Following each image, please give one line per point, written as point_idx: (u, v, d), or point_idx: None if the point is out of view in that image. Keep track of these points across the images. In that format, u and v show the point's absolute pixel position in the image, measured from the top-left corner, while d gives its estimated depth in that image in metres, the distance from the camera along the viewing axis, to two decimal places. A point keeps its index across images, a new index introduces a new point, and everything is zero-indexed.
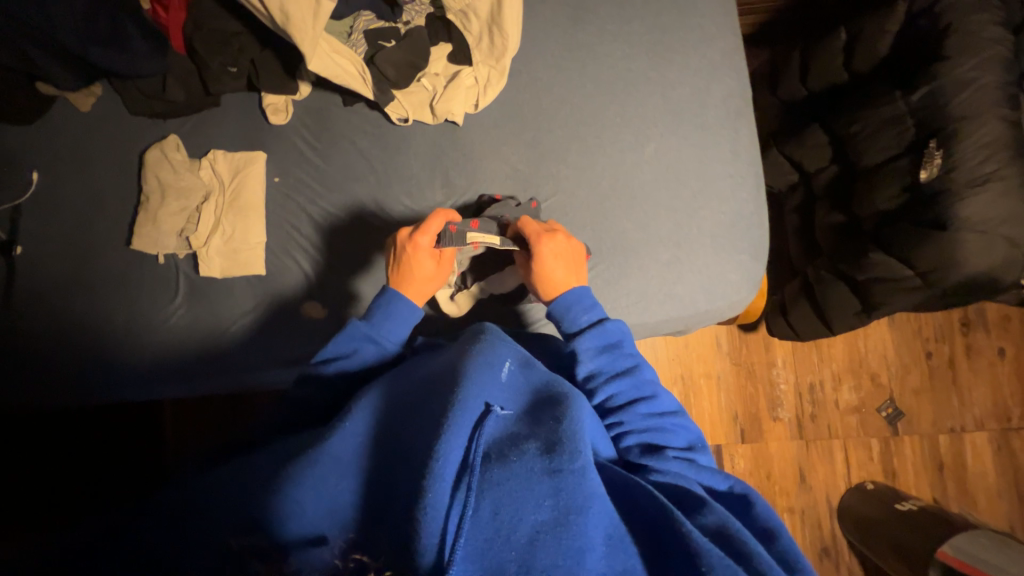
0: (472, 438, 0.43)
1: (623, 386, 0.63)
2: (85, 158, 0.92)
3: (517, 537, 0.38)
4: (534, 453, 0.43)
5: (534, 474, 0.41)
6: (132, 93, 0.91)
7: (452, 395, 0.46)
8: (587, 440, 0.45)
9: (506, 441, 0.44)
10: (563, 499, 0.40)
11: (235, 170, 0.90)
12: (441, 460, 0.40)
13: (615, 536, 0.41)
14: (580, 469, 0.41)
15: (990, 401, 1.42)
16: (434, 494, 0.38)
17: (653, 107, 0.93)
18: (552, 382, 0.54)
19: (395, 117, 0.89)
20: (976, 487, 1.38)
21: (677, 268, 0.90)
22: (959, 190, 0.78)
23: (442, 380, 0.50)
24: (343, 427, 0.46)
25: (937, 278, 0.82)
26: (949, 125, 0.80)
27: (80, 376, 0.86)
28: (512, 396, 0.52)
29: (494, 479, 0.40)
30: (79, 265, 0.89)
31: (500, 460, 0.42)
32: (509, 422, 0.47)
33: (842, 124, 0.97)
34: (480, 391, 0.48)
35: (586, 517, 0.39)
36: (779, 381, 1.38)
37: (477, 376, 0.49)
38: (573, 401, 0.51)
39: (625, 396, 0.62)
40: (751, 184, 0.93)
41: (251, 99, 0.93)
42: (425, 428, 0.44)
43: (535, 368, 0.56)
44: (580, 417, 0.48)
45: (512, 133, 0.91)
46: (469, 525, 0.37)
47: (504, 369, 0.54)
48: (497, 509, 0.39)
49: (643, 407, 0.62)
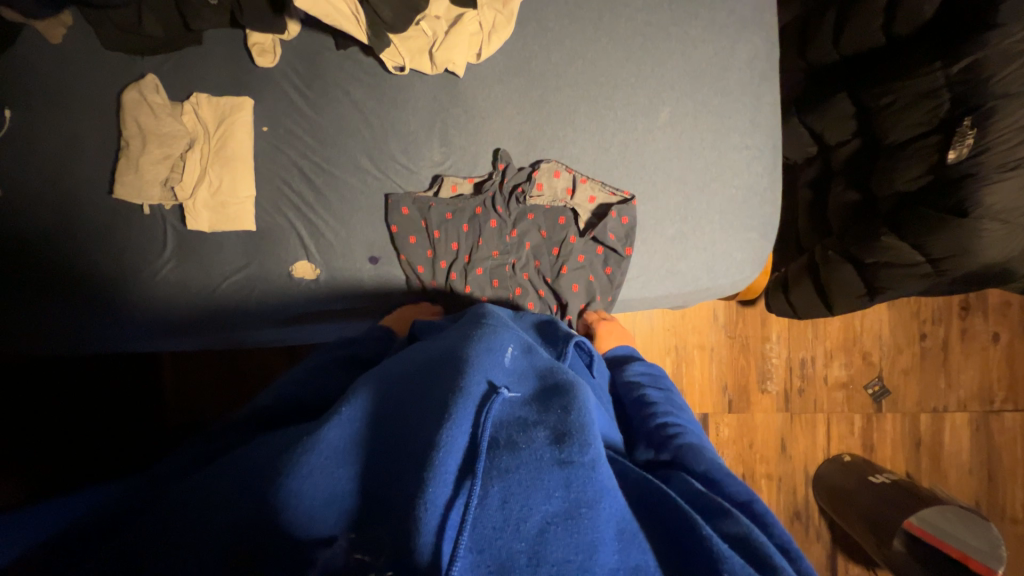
0: (478, 424, 0.44)
1: (662, 397, 0.68)
2: (61, 97, 0.86)
3: (527, 528, 0.37)
4: (544, 442, 0.43)
5: (543, 463, 0.41)
6: (105, 24, 0.83)
7: (457, 383, 0.47)
8: (596, 432, 0.44)
9: (511, 427, 0.45)
10: (574, 491, 0.39)
11: (220, 117, 0.85)
12: (445, 450, 0.40)
13: (627, 531, 0.40)
14: (589, 462, 0.41)
15: (976, 384, 1.44)
16: (434, 489, 0.38)
17: (671, 67, 0.86)
18: (556, 366, 0.56)
19: (391, 66, 0.82)
20: (948, 462, 1.43)
21: (682, 244, 0.87)
22: (987, 174, 0.75)
23: (445, 368, 0.51)
24: (341, 412, 0.45)
25: (949, 266, 0.81)
26: (987, 103, 0.74)
27: (70, 324, 0.85)
28: (517, 381, 0.53)
29: (503, 466, 0.40)
30: (61, 210, 0.85)
31: (509, 448, 0.42)
32: (514, 404, 0.48)
33: (872, 96, 0.90)
34: (484, 372, 0.50)
35: (597, 511, 0.39)
36: (771, 355, 1.39)
37: (480, 362, 0.51)
38: (577, 387, 0.51)
39: (664, 403, 0.66)
40: (769, 157, 0.88)
41: (236, 37, 0.86)
42: (430, 416, 0.45)
43: (536, 354, 0.58)
44: (588, 407, 0.48)
45: (518, 90, 0.85)
46: (476, 512, 0.37)
47: (506, 355, 0.55)
48: (506, 497, 0.38)
49: (682, 417, 0.64)
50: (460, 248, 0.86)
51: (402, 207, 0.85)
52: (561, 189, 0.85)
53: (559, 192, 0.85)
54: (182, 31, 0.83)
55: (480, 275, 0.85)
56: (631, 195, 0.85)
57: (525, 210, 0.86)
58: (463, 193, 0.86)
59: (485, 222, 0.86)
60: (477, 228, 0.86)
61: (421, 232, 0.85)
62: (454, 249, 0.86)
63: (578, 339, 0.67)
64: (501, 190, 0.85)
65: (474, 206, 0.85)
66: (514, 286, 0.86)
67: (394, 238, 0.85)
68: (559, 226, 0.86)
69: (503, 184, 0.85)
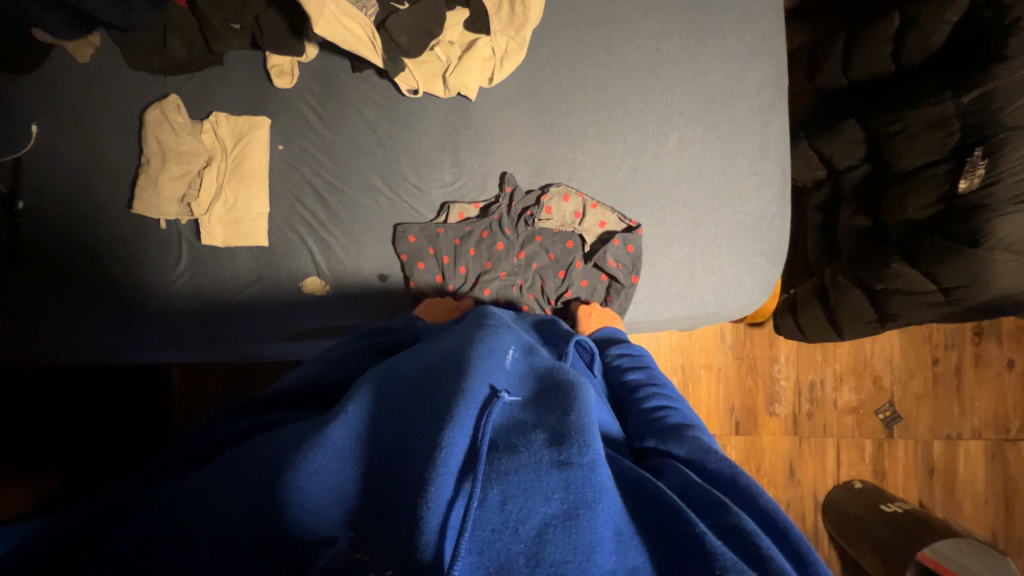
0: (479, 426, 0.45)
1: (645, 377, 0.68)
2: (86, 113, 0.88)
3: (526, 530, 0.38)
4: (542, 444, 0.44)
5: (542, 465, 0.41)
6: (131, 45, 0.86)
7: (459, 384, 0.47)
8: (594, 432, 0.45)
9: (511, 430, 0.46)
10: (572, 493, 0.40)
11: (238, 136, 0.87)
12: (447, 450, 0.41)
13: (624, 533, 0.41)
14: (589, 463, 0.42)
15: (991, 411, 1.41)
16: (437, 488, 0.38)
17: (680, 93, 0.87)
18: (558, 368, 0.56)
19: (404, 89, 0.84)
20: (963, 491, 1.40)
21: (689, 268, 0.87)
22: (998, 206, 0.74)
23: (447, 368, 0.52)
24: (345, 411, 0.46)
25: (959, 295, 0.81)
26: (997, 134, 0.74)
27: (83, 334, 0.86)
28: (518, 384, 0.54)
29: (503, 468, 0.41)
30: (81, 223, 0.87)
31: (507, 450, 0.43)
32: (514, 407, 0.49)
33: (881, 122, 0.90)
34: (485, 374, 0.50)
35: (595, 512, 0.40)
36: (779, 377, 1.38)
37: (482, 363, 0.51)
38: (577, 387, 0.52)
39: (647, 386, 0.66)
40: (777, 183, 0.89)
41: (256, 59, 0.88)
42: (430, 416, 0.45)
43: (537, 356, 0.59)
44: (588, 408, 0.49)
45: (529, 113, 0.86)
46: (477, 515, 0.38)
47: (507, 356, 0.56)
48: (505, 499, 0.39)
49: (663, 394, 0.64)
50: (468, 273, 0.87)
51: (410, 236, 0.86)
52: (569, 213, 0.86)
53: (567, 216, 0.86)
54: (204, 50, 0.86)
55: (490, 295, 0.86)
56: (636, 223, 0.86)
57: (529, 233, 0.87)
58: (470, 218, 0.87)
59: (491, 245, 0.86)
60: (484, 250, 0.86)
61: (429, 255, 0.86)
62: (463, 273, 0.87)
63: (579, 338, 0.67)
64: (508, 213, 0.86)
65: (481, 230, 0.86)
66: (523, 304, 0.86)
67: (406, 262, 0.86)
68: (567, 250, 0.87)
69: (510, 207, 0.86)
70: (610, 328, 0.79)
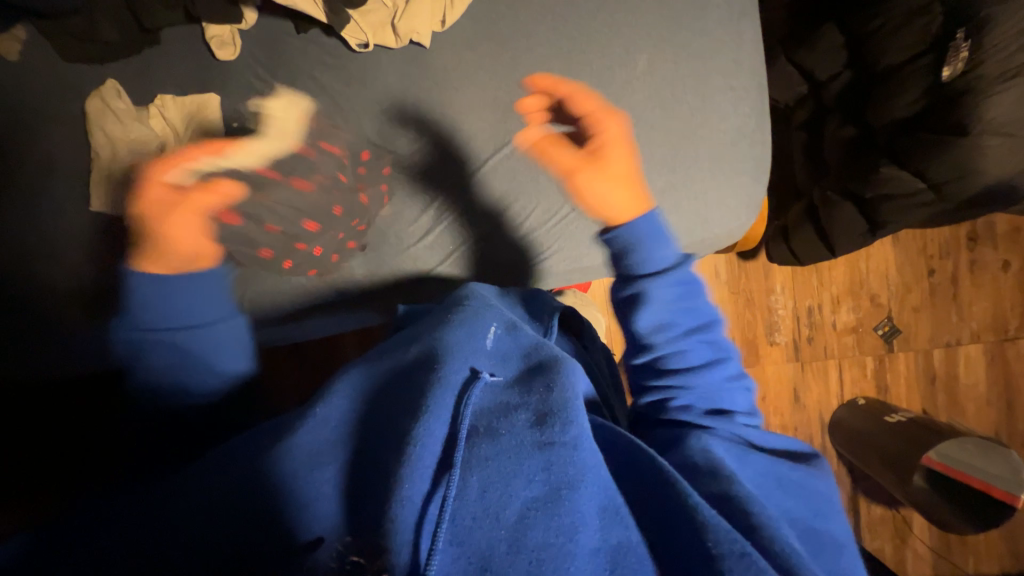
0: (458, 414, 0.47)
1: (699, 348, 0.60)
2: (21, 112, 0.83)
3: (506, 515, 0.39)
4: (525, 425, 0.46)
5: (524, 447, 0.43)
6: (60, 32, 0.81)
7: (436, 372, 0.50)
8: (578, 409, 0.46)
9: (493, 413, 0.47)
10: (554, 473, 0.42)
11: (189, 116, 0.82)
12: (420, 443, 0.43)
13: (610, 508, 0.42)
14: (570, 441, 0.44)
15: (989, 315, 1.42)
16: (410, 485, 0.40)
17: (643, 12, 0.82)
18: (541, 344, 0.57)
19: (353, 44, 0.79)
20: (965, 395, 1.42)
21: (673, 197, 0.84)
22: (987, 87, 0.71)
23: (426, 361, 0.52)
24: (318, 413, 0.49)
25: (952, 189, 0.78)
26: (980, 12, 0.72)
27: (48, 344, 0.82)
28: (500, 363, 0.56)
29: (482, 455, 0.43)
30: (43, 229, 0.84)
31: (488, 435, 0.45)
32: (496, 388, 0.51)
33: (858, 22, 0.86)
34: (467, 358, 0.53)
35: (578, 492, 0.41)
36: (777, 307, 1.37)
37: (460, 347, 0.54)
38: (563, 363, 0.53)
39: (691, 356, 0.59)
40: (754, 96, 0.85)
41: (194, 32, 0.83)
42: (406, 409, 0.47)
43: (521, 332, 0.59)
44: (572, 384, 0.50)
45: (488, 55, 0.82)
46: (457, 504, 0.40)
47: (488, 337, 0.58)
48: (484, 488, 0.41)
49: (710, 362, 0.60)
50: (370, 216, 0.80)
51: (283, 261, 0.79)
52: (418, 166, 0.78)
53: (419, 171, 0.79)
54: (137, 30, 0.83)
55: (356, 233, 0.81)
56: None
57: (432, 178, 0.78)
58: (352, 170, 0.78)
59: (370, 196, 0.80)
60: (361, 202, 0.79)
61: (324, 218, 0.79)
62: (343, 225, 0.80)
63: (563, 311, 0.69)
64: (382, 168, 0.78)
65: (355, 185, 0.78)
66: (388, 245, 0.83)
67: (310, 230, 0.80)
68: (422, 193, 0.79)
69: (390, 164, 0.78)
70: (632, 223, 0.60)
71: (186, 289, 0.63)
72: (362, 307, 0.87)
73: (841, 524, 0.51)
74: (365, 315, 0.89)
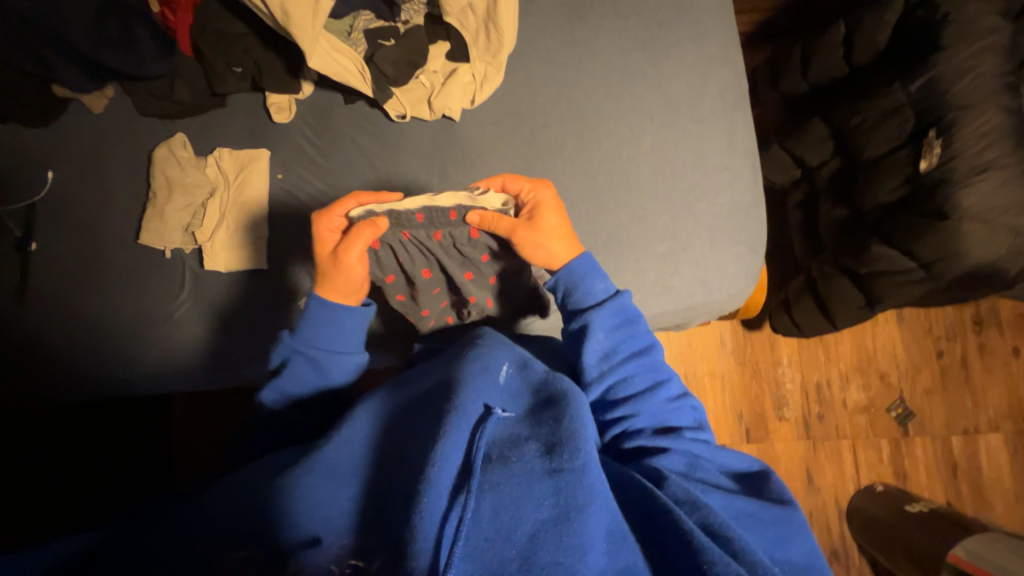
0: (474, 441, 0.49)
1: (643, 373, 0.64)
2: (96, 157, 0.95)
3: (517, 535, 0.42)
4: (535, 454, 0.48)
5: (535, 473, 0.46)
6: (141, 93, 0.93)
7: (451, 402, 0.51)
8: (587, 438, 0.49)
9: (505, 443, 0.49)
10: (563, 497, 0.45)
11: (240, 167, 0.93)
12: (438, 465, 0.45)
13: (617, 534, 0.46)
14: (579, 467, 0.46)
15: (1005, 402, 1.38)
16: (429, 501, 0.42)
17: (648, 101, 0.93)
18: (551, 377, 0.59)
19: (393, 114, 0.90)
20: (990, 489, 1.35)
21: (674, 261, 0.89)
22: (959, 179, 0.77)
23: (439, 391, 0.54)
24: (340, 435, 0.53)
25: (939, 269, 0.81)
26: (947, 114, 0.79)
27: (94, 367, 0.89)
28: (511, 400, 0.57)
29: (495, 479, 0.45)
30: (92, 259, 0.92)
31: (501, 461, 0.47)
32: (508, 422, 0.52)
33: (842, 117, 0.96)
34: (480, 394, 0.54)
35: (586, 514, 0.44)
36: (785, 381, 1.36)
37: (475, 382, 0.55)
38: (572, 396, 0.56)
39: (641, 381, 0.64)
40: (749, 175, 0.93)
41: (256, 98, 0.96)
42: (422, 433, 0.49)
43: (532, 369, 0.62)
44: (580, 415, 0.52)
45: (509, 129, 0.92)
46: (470, 524, 0.42)
47: (501, 373, 0.60)
48: (496, 508, 0.44)
49: (652, 386, 0.64)
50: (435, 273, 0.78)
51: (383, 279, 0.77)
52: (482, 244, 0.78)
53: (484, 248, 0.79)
54: (208, 92, 0.94)
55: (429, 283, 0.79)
56: (619, 221, 0.90)
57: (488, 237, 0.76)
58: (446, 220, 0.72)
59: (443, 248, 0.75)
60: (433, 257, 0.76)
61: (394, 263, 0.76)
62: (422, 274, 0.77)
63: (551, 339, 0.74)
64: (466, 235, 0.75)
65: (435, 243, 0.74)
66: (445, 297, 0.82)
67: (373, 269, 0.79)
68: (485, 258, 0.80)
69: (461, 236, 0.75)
70: (565, 270, 0.68)
71: (335, 327, 0.67)
72: (374, 350, 0.90)
73: (798, 542, 0.54)
74: (376, 358, 0.92)
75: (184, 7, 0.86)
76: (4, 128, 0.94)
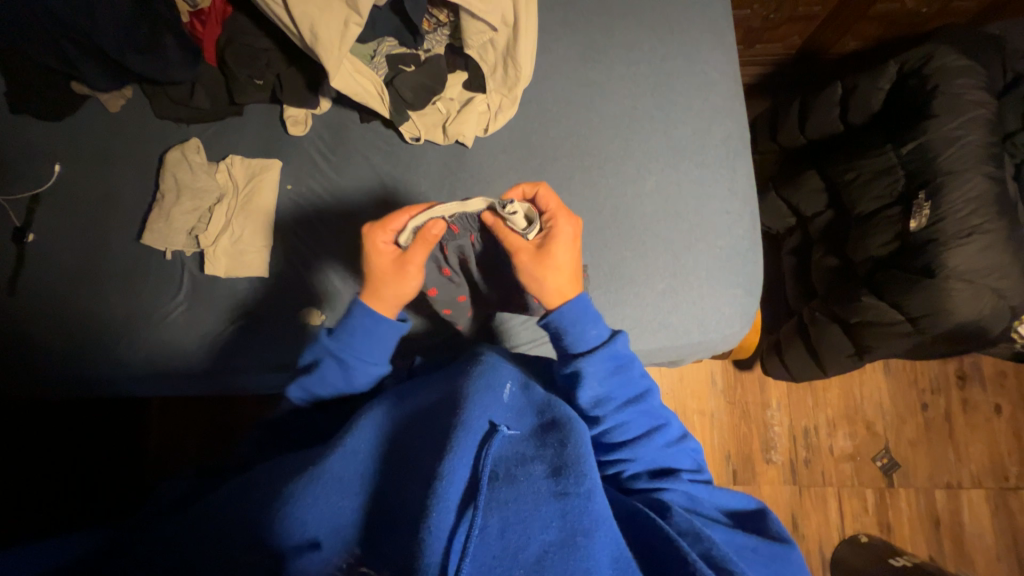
0: (480, 456, 0.50)
1: (639, 419, 0.63)
2: (107, 154, 0.95)
3: (525, 555, 0.43)
4: (542, 474, 0.50)
5: (541, 495, 0.47)
6: (159, 96, 0.95)
7: (458, 417, 0.52)
8: (591, 462, 0.50)
9: (510, 460, 0.51)
10: (569, 520, 0.45)
11: (251, 176, 0.94)
12: (446, 479, 0.46)
13: (622, 560, 0.46)
14: (585, 492, 0.47)
15: (987, 458, 1.40)
16: (437, 516, 0.43)
17: (654, 143, 0.97)
18: (551, 402, 0.60)
19: (407, 136, 0.94)
20: (973, 547, 1.34)
21: (672, 298, 0.91)
22: (948, 240, 0.80)
23: (443, 406, 0.55)
24: (344, 444, 0.53)
25: (926, 324, 0.84)
26: (936, 178, 0.83)
27: (77, 363, 0.87)
28: (515, 417, 0.58)
29: (502, 497, 0.46)
30: (89, 255, 0.91)
31: (507, 480, 0.48)
32: (514, 439, 0.54)
33: (835, 172, 1.01)
34: (485, 410, 0.54)
35: (592, 539, 0.45)
36: (773, 423, 1.37)
37: (478, 398, 0.55)
38: (574, 423, 0.56)
39: (636, 428, 0.63)
40: (748, 220, 0.96)
41: (274, 110, 0.98)
42: (430, 448, 0.50)
43: (533, 391, 0.62)
44: (582, 441, 0.53)
45: (519, 159, 0.95)
46: (477, 540, 0.43)
47: (503, 391, 0.60)
48: (504, 527, 0.44)
49: (648, 431, 0.63)
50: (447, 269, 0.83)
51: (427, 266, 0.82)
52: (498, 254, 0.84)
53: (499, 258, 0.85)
54: (227, 102, 0.95)
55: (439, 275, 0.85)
56: (620, 255, 0.92)
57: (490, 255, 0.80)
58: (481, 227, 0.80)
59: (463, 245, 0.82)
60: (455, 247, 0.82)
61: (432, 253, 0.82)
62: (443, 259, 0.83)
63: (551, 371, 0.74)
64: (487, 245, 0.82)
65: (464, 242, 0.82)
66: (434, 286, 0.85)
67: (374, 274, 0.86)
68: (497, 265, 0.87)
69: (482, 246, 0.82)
70: (562, 311, 0.63)
71: (369, 335, 0.66)
72: None
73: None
74: None
75: (213, 20, 0.88)
76: (16, 118, 0.94)
